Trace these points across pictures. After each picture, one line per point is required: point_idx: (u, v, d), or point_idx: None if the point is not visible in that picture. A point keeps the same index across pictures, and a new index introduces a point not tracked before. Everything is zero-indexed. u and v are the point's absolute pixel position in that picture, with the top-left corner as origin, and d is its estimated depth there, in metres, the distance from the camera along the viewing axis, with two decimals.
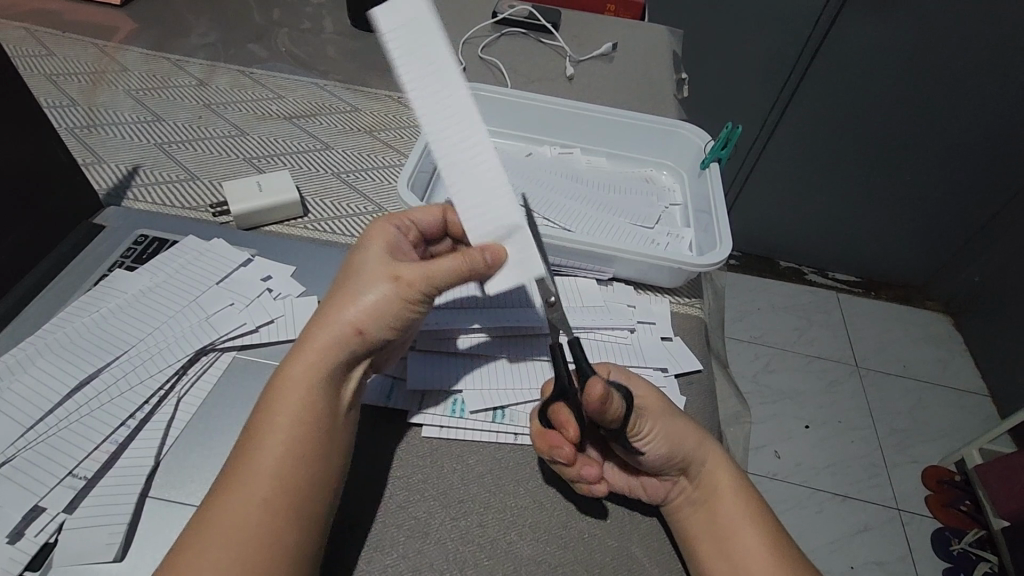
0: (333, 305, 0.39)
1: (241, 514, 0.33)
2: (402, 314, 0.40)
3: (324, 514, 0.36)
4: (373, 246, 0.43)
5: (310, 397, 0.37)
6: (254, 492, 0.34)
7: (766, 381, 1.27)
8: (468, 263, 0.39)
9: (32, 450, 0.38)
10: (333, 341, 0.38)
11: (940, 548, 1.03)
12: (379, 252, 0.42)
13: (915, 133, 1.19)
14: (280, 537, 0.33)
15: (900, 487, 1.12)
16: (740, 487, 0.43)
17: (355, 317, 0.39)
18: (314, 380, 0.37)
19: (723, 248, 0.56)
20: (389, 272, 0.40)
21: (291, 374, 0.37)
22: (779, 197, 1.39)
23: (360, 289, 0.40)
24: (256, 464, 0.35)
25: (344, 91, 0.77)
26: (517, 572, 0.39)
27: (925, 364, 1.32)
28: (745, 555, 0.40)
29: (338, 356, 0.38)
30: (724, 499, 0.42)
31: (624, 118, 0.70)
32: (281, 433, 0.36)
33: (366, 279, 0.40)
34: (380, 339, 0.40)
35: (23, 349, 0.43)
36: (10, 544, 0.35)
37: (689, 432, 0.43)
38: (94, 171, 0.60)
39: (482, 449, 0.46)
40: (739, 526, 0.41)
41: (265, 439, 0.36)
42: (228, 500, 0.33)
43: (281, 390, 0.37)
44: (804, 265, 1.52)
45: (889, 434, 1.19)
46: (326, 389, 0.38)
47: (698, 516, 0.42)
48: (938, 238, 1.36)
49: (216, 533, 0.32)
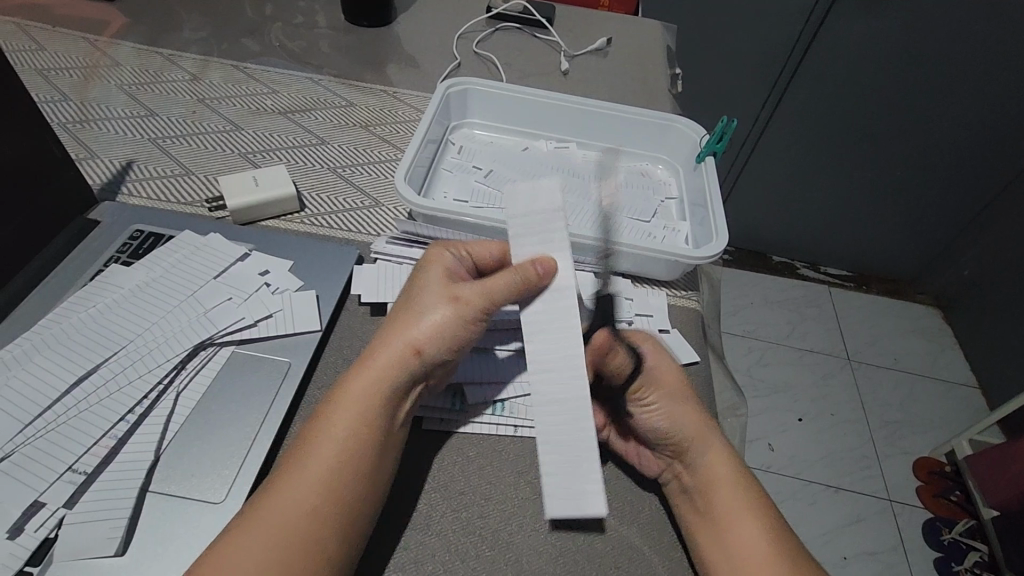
0: (396, 326, 0.41)
1: (289, 520, 0.34)
2: (457, 333, 0.41)
3: (358, 531, 0.36)
4: (430, 271, 0.44)
5: (367, 411, 0.38)
6: (299, 496, 0.35)
7: (760, 375, 1.28)
8: (522, 277, 0.39)
9: (32, 445, 0.38)
10: (394, 359, 0.39)
11: (931, 538, 1.05)
12: (442, 277, 0.43)
13: (904, 130, 1.20)
14: (311, 548, 0.33)
15: (892, 478, 1.13)
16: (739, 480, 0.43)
17: (414, 336, 0.40)
18: (369, 393, 0.38)
19: (720, 240, 0.57)
20: (452, 295, 0.41)
21: (348, 386, 0.39)
22: (772, 193, 1.39)
23: (424, 311, 0.41)
24: (304, 469, 0.36)
25: (338, 86, 0.76)
26: (518, 562, 0.39)
27: (917, 357, 1.34)
28: (744, 548, 0.40)
29: (400, 373, 0.39)
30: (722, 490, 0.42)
31: (620, 113, 0.71)
32: (333, 443, 0.37)
33: (426, 300, 0.42)
34: (440, 360, 0.41)
35: (20, 345, 0.42)
36: (10, 539, 0.35)
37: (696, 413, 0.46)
38: (87, 166, 0.60)
39: (483, 441, 0.46)
40: (736, 519, 0.41)
41: (319, 447, 0.37)
42: (277, 502, 0.34)
43: (334, 402, 0.38)
44: (797, 260, 1.53)
45: (882, 426, 1.21)
46: (386, 404, 0.39)
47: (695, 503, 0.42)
48: (928, 233, 1.38)
49: (257, 532, 0.33)
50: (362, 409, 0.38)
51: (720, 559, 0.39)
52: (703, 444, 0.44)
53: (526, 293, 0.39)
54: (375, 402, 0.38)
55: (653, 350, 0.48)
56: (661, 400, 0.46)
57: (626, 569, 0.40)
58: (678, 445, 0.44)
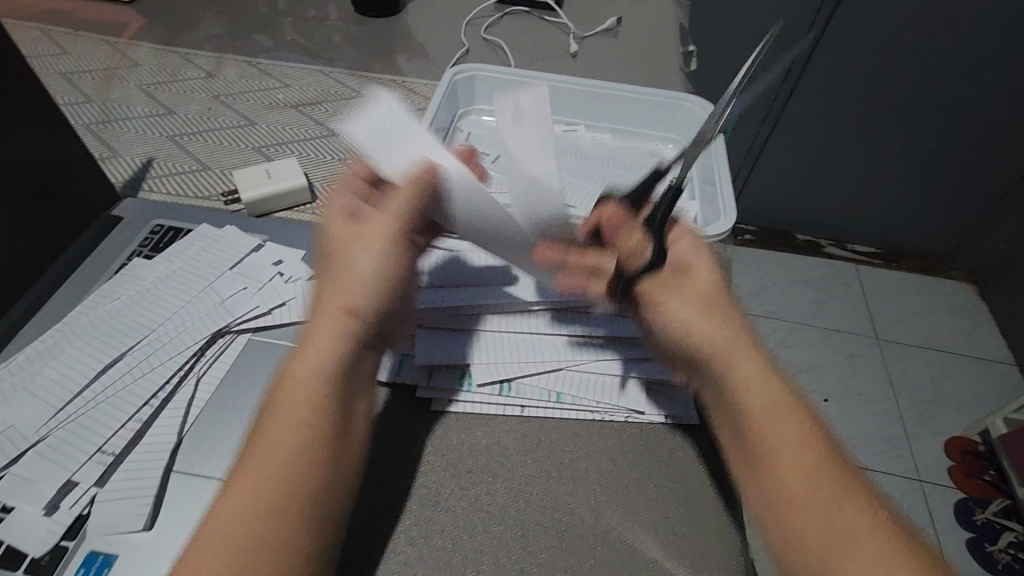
0: (323, 290, 0.39)
1: (252, 506, 0.32)
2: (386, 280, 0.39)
3: (343, 482, 0.36)
4: (336, 218, 0.41)
5: (314, 384, 0.36)
6: (260, 479, 0.33)
7: (783, 355, 1.26)
8: (416, 188, 0.38)
9: (63, 429, 0.41)
10: (329, 325, 0.37)
11: (962, 518, 1.03)
12: (351, 224, 0.40)
13: (931, 103, 1.14)
14: (303, 512, 0.33)
15: (922, 457, 1.11)
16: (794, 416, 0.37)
17: (340, 298, 0.38)
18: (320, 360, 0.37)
19: (727, 219, 0.58)
20: (358, 237, 0.39)
21: (296, 365, 0.37)
22: (792, 172, 1.33)
23: (347, 267, 0.38)
24: (263, 453, 0.34)
25: (348, 77, 0.77)
26: (525, 536, 0.41)
27: (948, 334, 1.31)
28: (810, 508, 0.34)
29: (342, 340, 0.37)
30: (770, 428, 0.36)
31: (629, 94, 0.71)
32: (287, 420, 0.35)
33: (342, 255, 0.39)
34: (376, 313, 0.39)
35: (51, 336, 0.45)
36: (47, 515, 0.37)
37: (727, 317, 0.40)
38: (110, 164, 0.62)
39: (490, 421, 0.47)
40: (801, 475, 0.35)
41: (273, 428, 0.35)
42: (238, 489, 0.33)
43: (284, 384, 0.37)
44: (821, 237, 1.47)
45: (911, 405, 1.18)
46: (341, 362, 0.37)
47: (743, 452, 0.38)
48: (958, 211, 1.32)
49: (223, 520, 0.32)
50: (318, 375, 0.36)
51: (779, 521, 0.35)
52: (737, 363, 0.38)
53: (426, 199, 0.39)
54: (329, 364, 0.37)
55: (691, 245, 0.43)
56: (663, 287, 0.41)
57: (631, 542, 0.41)
58: (696, 358, 0.40)
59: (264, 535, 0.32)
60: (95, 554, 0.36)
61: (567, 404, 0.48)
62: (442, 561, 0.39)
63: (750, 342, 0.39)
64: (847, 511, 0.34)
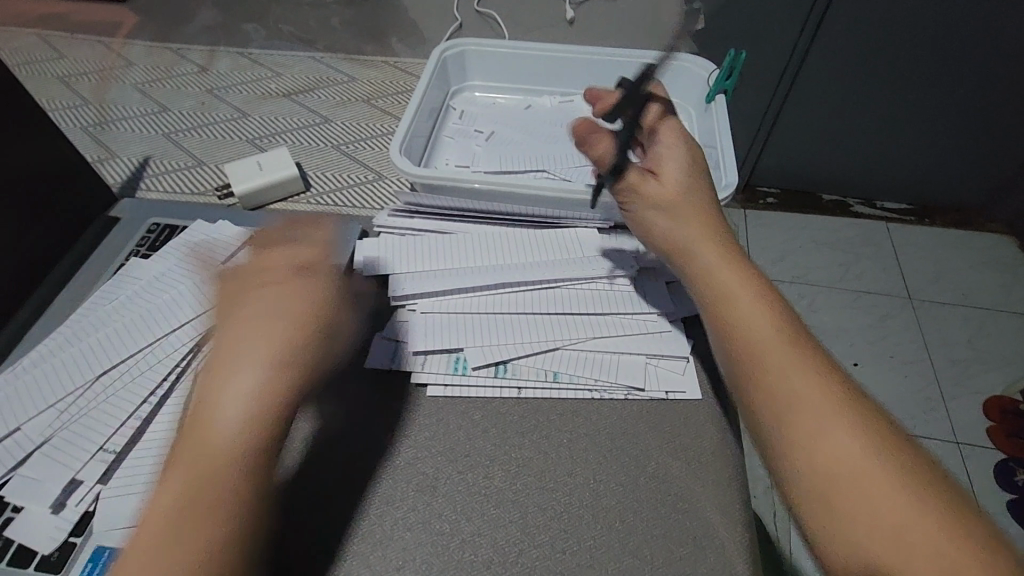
0: (254, 323, 0.40)
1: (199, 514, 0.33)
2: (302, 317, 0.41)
3: (243, 520, 0.34)
4: (267, 270, 0.44)
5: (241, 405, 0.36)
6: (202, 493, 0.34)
7: (811, 320, 1.20)
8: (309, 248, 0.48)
9: (67, 429, 0.42)
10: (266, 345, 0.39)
11: (1003, 480, 0.98)
12: (268, 276, 0.44)
13: (957, 53, 1.07)
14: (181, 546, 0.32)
15: (960, 420, 1.06)
16: (853, 401, 0.35)
17: (265, 333, 0.40)
18: (230, 373, 0.38)
19: (729, 182, 0.55)
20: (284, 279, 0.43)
21: (225, 389, 0.37)
22: (813, 132, 1.27)
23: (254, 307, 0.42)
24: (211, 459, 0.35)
25: (339, 61, 0.76)
26: (522, 519, 0.40)
27: (985, 291, 1.24)
28: (819, 427, 0.34)
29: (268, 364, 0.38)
30: (840, 425, 0.34)
31: (626, 58, 0.67)
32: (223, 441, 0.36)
33: (265, 299, 0.42)
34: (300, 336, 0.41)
35: (56, 337, 0.46)
36: (55, 513, 0.38)
37: (676, 216, 0.43)
38: (107, 166, 0.62)
39: (486, 404, 0.46)
40: (799, 387, 0.35)
41: (204, 445, 0.35)
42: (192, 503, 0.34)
43: (208, 418, 0.36)
44: (849, 196, 1.40)
45: (946, 366, 1.13)
46: (273, 376, 0.38)
47: (793, 439, 0.34)
48: (993, 161, 1.25)
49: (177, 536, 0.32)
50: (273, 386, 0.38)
51: (797, 456, 0.34)
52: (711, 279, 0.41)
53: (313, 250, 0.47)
54: (257, 379, 0.38)
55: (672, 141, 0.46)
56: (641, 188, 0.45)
57: (630, 521, 0.40)
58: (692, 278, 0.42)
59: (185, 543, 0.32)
60: (99, 550, 0.37)
61: (564, 383, 0.47)
62: (440, 546, 0.39)
63: (735, 264, 0.41)
64: (855, 428, 0.34)
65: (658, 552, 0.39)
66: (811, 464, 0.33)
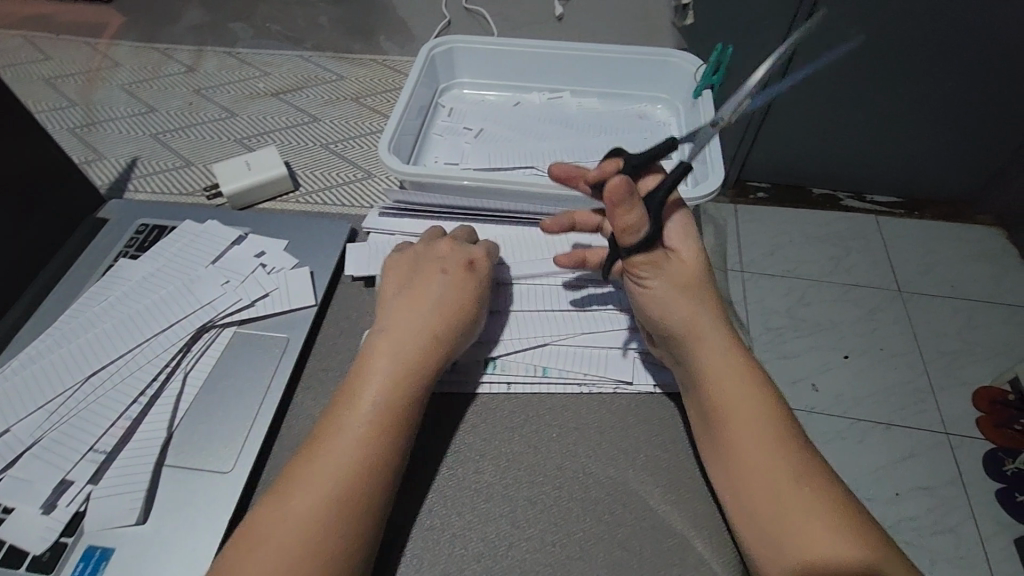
0: (403, 315, 0.43)
1: (310, 514, 0.35)
2: (450, 317, 0.43)
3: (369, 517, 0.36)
4: (411, 265, 0.47)
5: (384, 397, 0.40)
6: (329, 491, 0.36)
7: (802, 314, 1.21)
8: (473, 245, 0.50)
9: (57, 430, 0.42)
10: (414, 339, 0.42)
11: (991, 469, 1.00)
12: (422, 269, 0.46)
13: (942, 47, 1.08)
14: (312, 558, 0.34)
15: (949, 410, 1.07)
16: (797, 452, 0.39)
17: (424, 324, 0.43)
18: (377, 368, 0.41)
19: (715, 177, 0.55)
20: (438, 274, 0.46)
21: (367, 381, 0.40)
22: (801, 127, 1.28)
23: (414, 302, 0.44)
24: (336, 460, 0.37)
25: (328, 60, 0.76)
26: (513, 513, 0.41)
27: (973, 282, 1.25)
28: (766, 471, 0.38)
29: (417, 357, 0.42)
30: (785, 473, 0.38)
31: (613, 54, 0.68)
32: (353, 438, 0.38)
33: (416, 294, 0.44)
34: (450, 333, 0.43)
35: (43, 340, 0.46)
36: (45, 514, 0.38)
37: (668, 294, 0.43)
38: (95, 167, 0.62)
39: (476, 400, 0.46)
40: (754, 436, 0.39)
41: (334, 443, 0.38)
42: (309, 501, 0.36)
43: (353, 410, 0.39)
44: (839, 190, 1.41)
45: (935, 358, 1.14)
46: (416, 371, 0.41)
47: (744, 478, 0.39)
48: (980, 153, 1.26)
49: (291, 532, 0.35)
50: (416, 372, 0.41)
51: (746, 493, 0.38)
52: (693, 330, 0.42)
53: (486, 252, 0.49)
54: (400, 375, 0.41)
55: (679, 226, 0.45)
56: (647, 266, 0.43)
57: (619, 514, 0.41)
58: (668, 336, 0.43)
59: (315, 535, 0.35)
60: (91, 550, 0.38)
61: (553, 377, 0.47)
62: (431, 541, 0.40)
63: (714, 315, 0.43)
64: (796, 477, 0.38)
65: (646, 544, 0.40)
66: (756, 500, 0.38)
